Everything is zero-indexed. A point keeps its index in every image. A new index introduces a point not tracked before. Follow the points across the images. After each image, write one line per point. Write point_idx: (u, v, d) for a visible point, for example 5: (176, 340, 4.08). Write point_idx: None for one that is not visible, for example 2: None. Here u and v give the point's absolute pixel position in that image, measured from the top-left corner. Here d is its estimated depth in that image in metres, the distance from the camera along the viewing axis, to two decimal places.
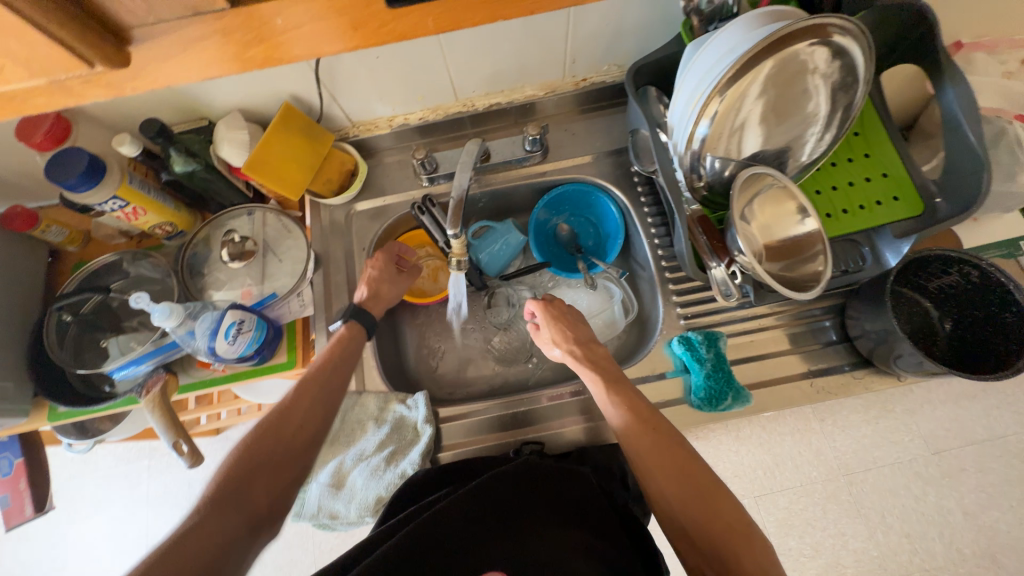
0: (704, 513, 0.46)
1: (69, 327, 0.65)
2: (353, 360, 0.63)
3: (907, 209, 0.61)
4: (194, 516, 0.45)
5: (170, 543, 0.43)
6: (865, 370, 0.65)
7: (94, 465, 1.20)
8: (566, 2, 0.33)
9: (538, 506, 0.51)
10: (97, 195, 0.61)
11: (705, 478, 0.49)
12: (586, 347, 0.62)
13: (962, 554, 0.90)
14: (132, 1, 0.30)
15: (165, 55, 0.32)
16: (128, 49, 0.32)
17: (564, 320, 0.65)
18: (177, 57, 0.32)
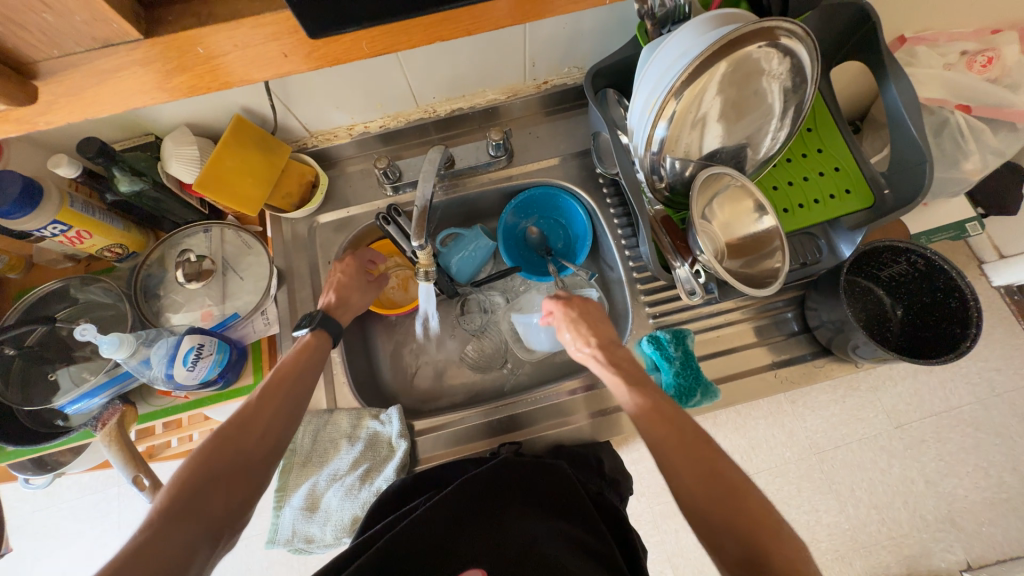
0: (725, 503, 0.45)
1: (13, 362, 0.60)
2: (317, 364, 0.61)
3: (860, 201, 0.63)
4: (146, 530, 0.42)
5: (121, 560, 0.40)
6: (826, 358, 0.68)
7: (58, 497, 1.14)
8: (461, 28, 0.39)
9: (512, 504, 0.50)
10: (34, 221, 0.57)
11: (720, 464, 0.48)
12: (608, 345, 0.60)
13: (925, 521, 0.95)
14: (36, 40, 0.33)
15: (83, 85, 0.35)
16: (35, 82, 0.35)
17: (584, 320, 0.63)
18: (94, 86, 0.35)
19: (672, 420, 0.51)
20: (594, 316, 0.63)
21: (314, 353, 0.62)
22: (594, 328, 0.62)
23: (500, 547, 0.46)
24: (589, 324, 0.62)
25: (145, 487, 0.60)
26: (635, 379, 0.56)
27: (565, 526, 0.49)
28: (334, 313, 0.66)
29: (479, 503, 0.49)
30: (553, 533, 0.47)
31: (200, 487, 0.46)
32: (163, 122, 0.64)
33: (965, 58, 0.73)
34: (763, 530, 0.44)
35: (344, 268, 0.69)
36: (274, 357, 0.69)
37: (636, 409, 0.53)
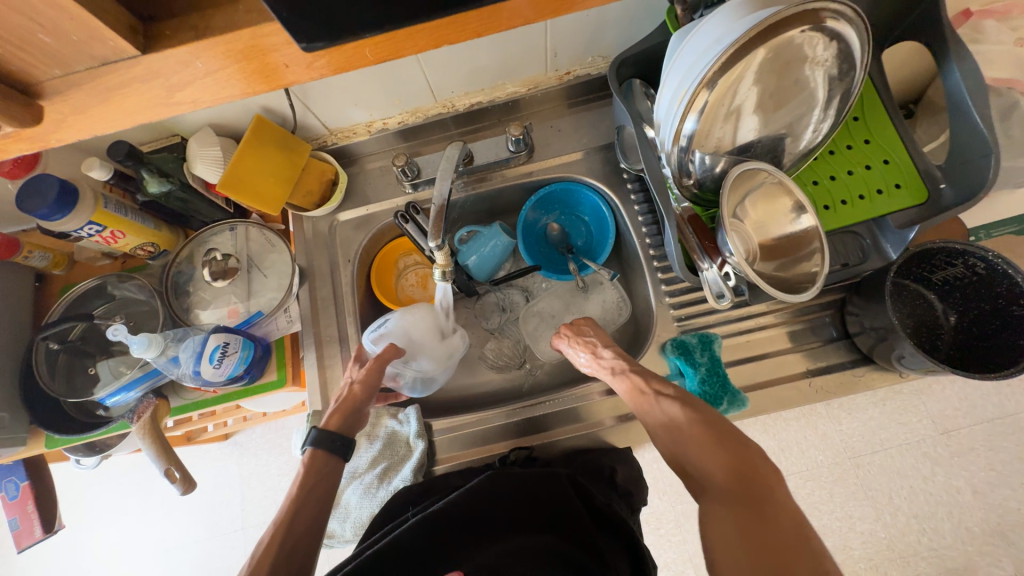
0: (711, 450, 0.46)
1: (58, 355, 0.64)
2: (328, 489, 0.53)
3: (911, 197, 0.58)
4: None
5: None
6: (866, 367, 0.63)
7: (108, 473, 1.22)
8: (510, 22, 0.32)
9: (502, 513, 0.52)
10: (72, 222, 0.59)
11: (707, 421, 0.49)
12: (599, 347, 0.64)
13: (971, 533, 0.89)
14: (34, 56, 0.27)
15: (82, 108, 0.30)
16: (38, 102, 0.30)
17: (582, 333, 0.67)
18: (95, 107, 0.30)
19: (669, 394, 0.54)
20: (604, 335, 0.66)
21: (320, 475, 0.54)
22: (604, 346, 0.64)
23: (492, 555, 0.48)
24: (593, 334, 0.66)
25: (175, 479, 0.62)
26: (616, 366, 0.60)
27: (551, 540, 0.50)
28: (342, 426, 0.58)
29: (474, 520, 0.50)
30: (539, 548, 0.49)
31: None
32: (188, 124, 0.65)
33: None
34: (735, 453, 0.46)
35: (366, 379, 0.61)
36: (297, 354, 0.71)
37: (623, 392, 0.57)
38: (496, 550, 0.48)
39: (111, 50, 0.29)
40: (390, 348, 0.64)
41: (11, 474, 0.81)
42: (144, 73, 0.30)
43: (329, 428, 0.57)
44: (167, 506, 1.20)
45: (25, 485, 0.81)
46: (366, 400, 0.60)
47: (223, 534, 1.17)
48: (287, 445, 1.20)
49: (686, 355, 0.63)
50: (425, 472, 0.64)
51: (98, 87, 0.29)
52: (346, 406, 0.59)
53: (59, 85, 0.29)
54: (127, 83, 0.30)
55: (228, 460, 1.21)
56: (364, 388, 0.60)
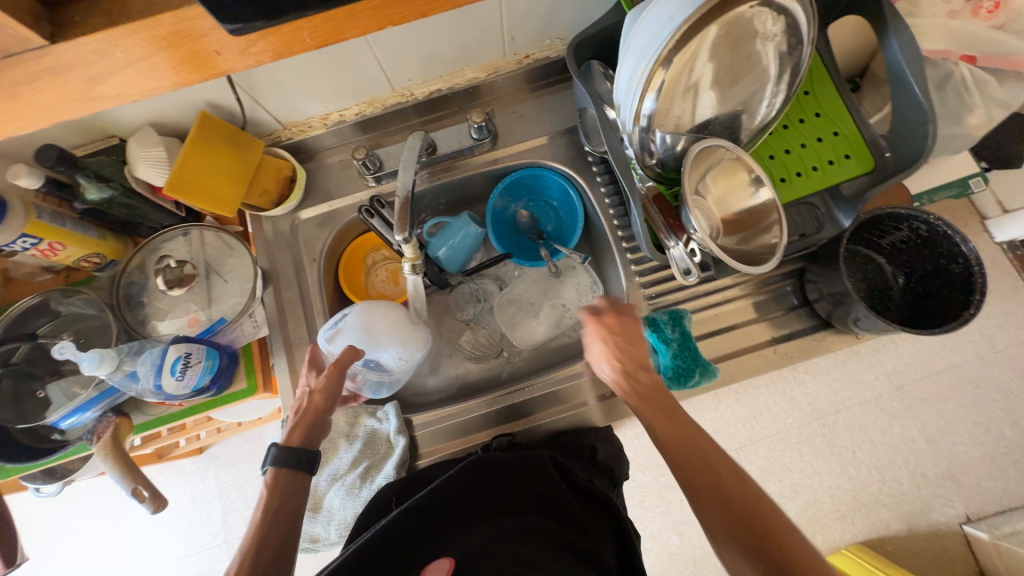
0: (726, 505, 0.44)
1: (1, 381, 0.59)
2: (293, 512, 0.51)
3: (859, 166, 0.61)
4: None
5: None
6: (826, 331, 0.67)
7: (75, 500, 1.16)
8: None
9: (488, 498, 0.51)
10: (2, 235, 0.55)
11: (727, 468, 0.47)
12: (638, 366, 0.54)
13: (925, 477, 0.96)
14: None
15: None
16: None
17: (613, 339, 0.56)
18: None
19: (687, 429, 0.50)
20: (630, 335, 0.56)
21: (281, 498, 0.52)
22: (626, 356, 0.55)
23: (480, 536, 0.47)
24: (632, 346, 0.55)
25: (145, 499, 0.60)
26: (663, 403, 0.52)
27: (541, 520, 0.49)
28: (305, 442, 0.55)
29: (457, 505, 0.50)
30: (528, 528, 0.48)
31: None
32: (125, 124, 0.61)
33: (970, 4, 0.68)
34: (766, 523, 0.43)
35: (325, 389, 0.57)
36: (266, 361, 0.68)
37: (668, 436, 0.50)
38: (487, 531, 0.48)
39: None
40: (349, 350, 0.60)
41: None
42: None
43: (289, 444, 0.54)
44: (142, 527, 1.15)
45: None
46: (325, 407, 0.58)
47: (206, 549, 1.14)
48: (266, 453, 1.17)
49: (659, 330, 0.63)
50: (408, 467, 0.64)
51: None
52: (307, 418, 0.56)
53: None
54: None
55: (205, 474, 1.17)
56: (325, 397, 0.57)
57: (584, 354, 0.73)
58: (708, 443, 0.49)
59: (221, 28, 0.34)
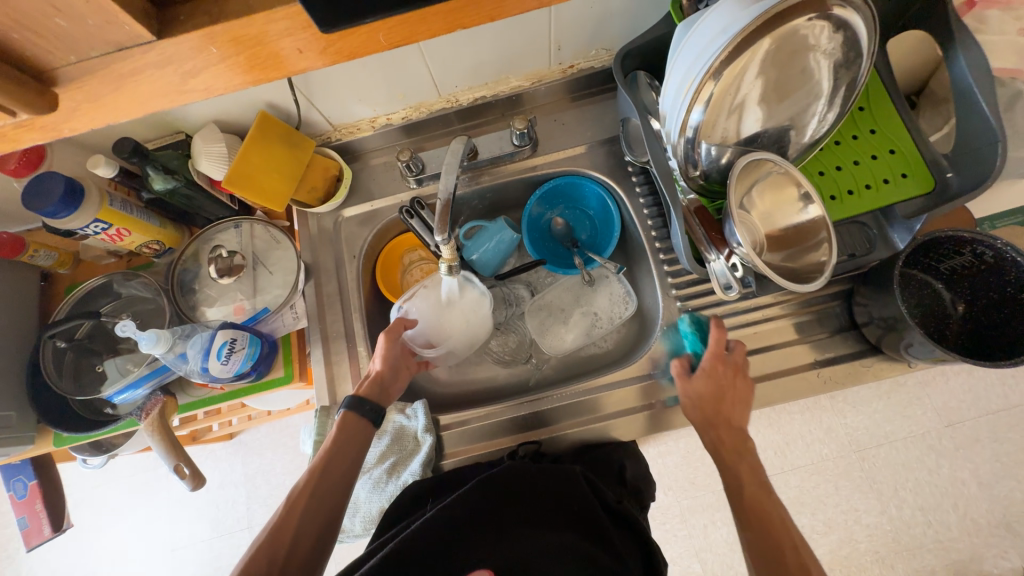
0: (766, 547, 0.48)
1: (66, 354, 0.64)
2: (356, 450, 0.56)
3: (919, 185, 0.58)
4: None
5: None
6: (874, 358, 0.63)
7: (114, 473, 1.23)
8: (525, 5, 0.32)
9: (519, 511, 0.50)
10: (78, 219, 0.59)
11: (769, 512, 0.50)
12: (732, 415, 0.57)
13: (977, 525, 0.89)
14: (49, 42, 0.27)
15: (98, 96, 0.30)
16: (53, 90, 0.30)
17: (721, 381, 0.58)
18: (109, 95, 0.30)
19: (754, 474, 0.53)
20: (731, 388, 0.58)
21: (347, 439, 0.56)
22: (723, 401, 0.57)
23: (510, 549, 0.46)
24: (734, 394, 0.57)
25: (185, 476, 0.63)
26: (744, 453, 0.55)
27: (573, 537, 0.48)
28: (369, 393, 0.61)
29: (488, 514, 0.49)
30: (560, 543, 0.47)
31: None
32: (193, 121, 0.65)
33: None
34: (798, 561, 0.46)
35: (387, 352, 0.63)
36: (303, 351, 0.71)
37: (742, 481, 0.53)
38: (521, 546, 0.46)
39: (127, 36, 0.28)
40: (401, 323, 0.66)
41: (20, 474, 0.81)
42: (157, 59, 0.29)
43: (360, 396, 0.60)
44: (172, 506, 1.20)
45: (33, 485, 0.81)
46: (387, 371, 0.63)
47: (228, 532, 1.17)
48: (291, 443, 1.20)
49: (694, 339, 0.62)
50: (433, 467, 0.64)
51: (110, 74, 0.29)
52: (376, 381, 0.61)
53: (72, 72, 0.29)
54: (141, 70, 0.29)
55: (233, 460, 1.21)
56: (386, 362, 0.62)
57: (614, 365, 0.72)
58: (765, 491, 0.52)
59: (297, 32, 0.30)
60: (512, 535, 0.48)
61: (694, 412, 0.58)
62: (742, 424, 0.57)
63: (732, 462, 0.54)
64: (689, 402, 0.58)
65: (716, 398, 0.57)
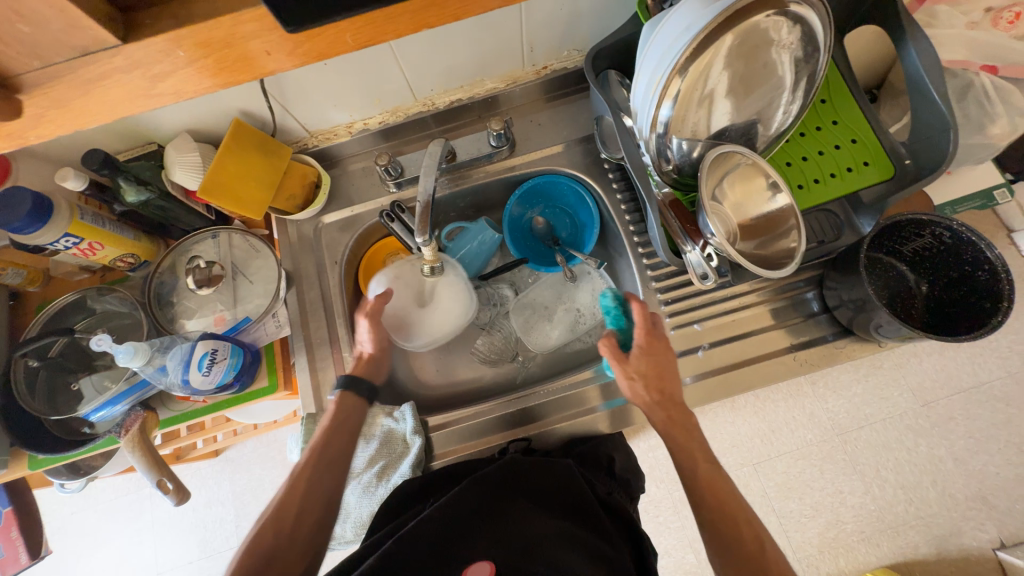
0: (725, 520, 0.50)
1: (38, 373, 0.62)
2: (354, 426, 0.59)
3: (878, 173, 0.61)
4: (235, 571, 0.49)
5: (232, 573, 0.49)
6: (847, 339, 0.66)
7: (95, 498, 1.19)
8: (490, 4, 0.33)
9: (519, 502, 0.51)
10: (48, 234, 0.58)
11: (724, 491, 0.52)
12: (672, 394, 0.56)
13: (955, 499, 0.93)
14: (11, 48, 0.27)
15: (64, 101, 0.30)
16: (18, 96, 0.29)
17: (656, 361, 0.57)
18: (77, 100, 0.30)
19: (699, 445, 0.55)
20: (668, 360, 0.57)
21: (344, 419, 0.59)
22: (664, 378, 0.56)
23: (507, 539, 0.46)
24: (669, 371, 0.57)
25: (169, 491, 0.62)
26: (689, 430, 0.55)
27: (570, 526, 0.49)
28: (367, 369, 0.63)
29: (488, 505, 0.50)
30: (558, 531, 0.47)
31: (253, 571, 0.49)
32: (165, 131, 0.65)
33: (989, 15, 0.68)
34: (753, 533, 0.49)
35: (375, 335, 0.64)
36: (287, 360, 0.70)
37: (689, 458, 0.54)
38: (517, 534, 0.46)
39: (92, 40, 0.28)
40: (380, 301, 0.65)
41: None
42: (125, 63, 0.29)
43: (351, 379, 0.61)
44: (157, 529, 1.17)
45: (7, 512, 0.79)
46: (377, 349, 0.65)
47: (218, 552, 1.14)
48: (280, 457, 1.18)
49: (617, 316, 0.60)
50: (424, 468, 0.64)
51: (76, 78, 0.29)
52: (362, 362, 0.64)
53: (37, 78, 0.29)
54: (108, 74, 0.29)
55: (220, 477, 1.18)
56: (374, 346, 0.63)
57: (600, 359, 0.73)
58: (712, 464, 0.54)
59: (263, 34, 0.30)
60: (510, 519, 0.48)
61: (639, 394, 0.56)
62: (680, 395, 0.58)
63: (680, 440, 0.55)
64: (634, 385, 0.56)
65: (657, 375, 0.56)
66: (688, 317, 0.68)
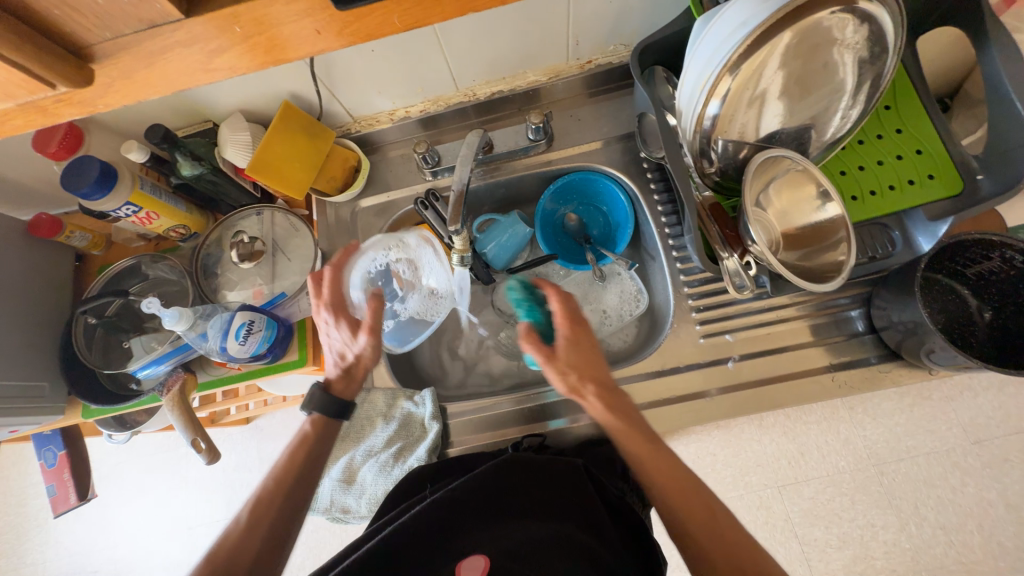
0: (687, 510, 0.48)
1: (96, 330, 0.68)
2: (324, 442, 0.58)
3: (944, 187, 0.56)
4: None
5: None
6: (893, 364, 0.61)
7: (138, 451, 1.28)
8: None
9: (519, 499, 0.50)
10: (111, 202, 0.62)
11: (702, 499, 0.48)
12: (604, 381, 0.53)
13: (1003, 548, 0.85)
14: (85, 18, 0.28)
15: (130, 72, 0.31)
16: (90, 65, 0.31)
17: (583, 351, 0.54)
18: (142, 72, 0.31)
19: (639, 426, 0.52)
20: (594, 345, 0.55)
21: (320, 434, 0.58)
22: (594, 364, 0.54)
23: (502, 538, 0.46)
24: (596, 358, 0.54)
25: (202, 450, 0.65)
26: (632, 419, 0.52)
27: (574, 530, 0.47)
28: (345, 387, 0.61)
29: (483, 496, 0.49)
30: (556, 535, 0.46)
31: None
32: (220, 109, 0.68)
33: None
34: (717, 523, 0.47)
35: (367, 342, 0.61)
36: (318, 337, 0.73)
37: (630, 443, 0.51)
38: (519, 534, 0.47)
39: (158, 13, 0.29)
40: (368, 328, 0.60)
41: (51, 444, 0.85)
42: (185, 37, 0.30)
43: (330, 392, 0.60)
44: (190, 485, 1.24)
45: (62, 455, 0.86)
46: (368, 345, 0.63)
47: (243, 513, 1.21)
48: None
49: (530, 307, 0.61)
50: (440, 453, 0.65)
51: (141, 51, 0.30)
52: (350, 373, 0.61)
53: (107, 49, 0.30)
54: (170, 48, 0.30)
55: (250, 443, 1.25)
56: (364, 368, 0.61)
57: (625, 362, 0.71)
58: (657, 444, 0.51)
59: (316, 12, 0.30)
60: (505, 522, 0.48)
61: (575, 388, 0.53)
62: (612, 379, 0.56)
63: (619, 430, 0.52)
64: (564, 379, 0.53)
65: (588, 364, 0.54)
66: (720, 327, 0.65)
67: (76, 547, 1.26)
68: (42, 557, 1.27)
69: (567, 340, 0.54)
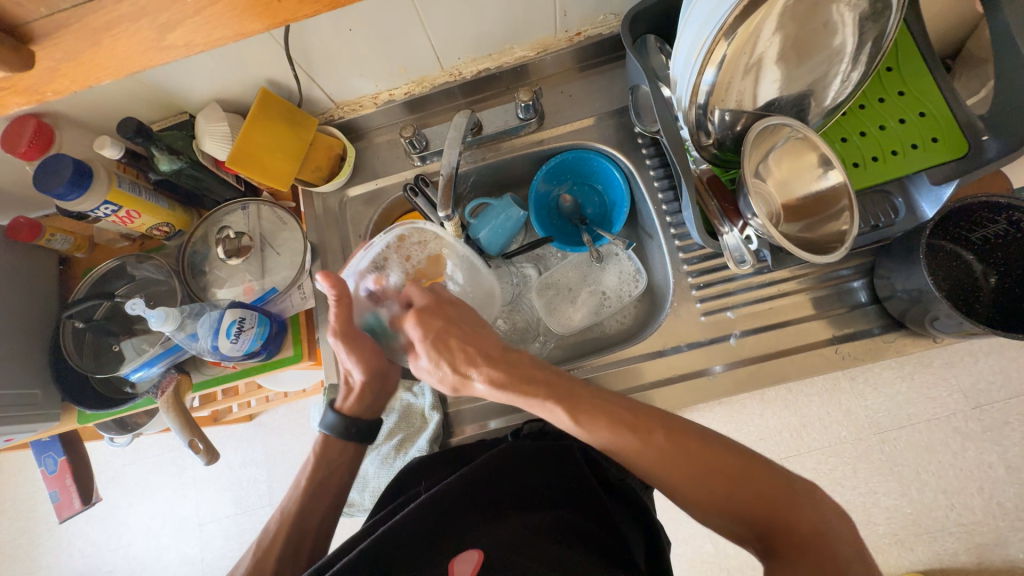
0: (692, 459, 0.45)
1: (85, 334, 0.67)
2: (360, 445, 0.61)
3: (949, 151, 0.54)
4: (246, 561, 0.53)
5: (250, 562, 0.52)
6: (897, 333, 0.60)
7: (143, 453, 1.29)
8: None
9: (517, 492, 0.49)
10: (88, 201, 0.60)
11: (725, 457, 0.46)
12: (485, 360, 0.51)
13: (1003, 508, 0.87)
14: None
15: (76, 52, 0.28)
16: (30, 46, 0.28)
17: (443, 338, 0.51)
18: (88, 51, 0.28)
19: (547, 388, 0.49)
20: (467, 321, 0.54)
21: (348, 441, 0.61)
22: (468, 342, 0.51)
23: (505, 532, 0.44)
24: (462, 337, 0.52)
25: (199, 451, 0.64)
26: (563, 402, 0.48)
27: (569, 514, 0.48)
28: (353, 400, 0.59)
29: (480, 494, 0.47)
30: (553, 523, 0.46)
31: (262, 560, 0.52)
32: (195, 100, 0.65)
33: None
34: (716, 459, 0.46)
35: (368, 360, 0.57)
36: (312, 333, 0.72)
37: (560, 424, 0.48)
38: (519, 524, 0.45)
39: None
40: (353, 348, 0.57)
41: (50, 450, 0.84)
42: (134, 11, 0.28)
43: (345, 414, 0.59)
44: (198, 483, 1.25)
45: (62, 461, 0.85)
46: (382, 361, 0.59)
47: (251, 509, 1.21)
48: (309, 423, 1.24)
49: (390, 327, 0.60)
50: (441, 443, 0.64)
51: (85, 28, 0.28)
52: (364, 392, 0.59)
53: (47, 26, 0.28)
54: (117, 24, 0.28)
55: (254, 440, 1.25)
56: (362, 379, 0.58)
57: (625, 342, 0.71)
58: (580, 403, 0.48)
59: None
60: (507, 517, 0.46)
61: (461, 380, 0.51)
62: (497, 346, 0.52)
63: (558, 418, 0.48)
64: (442, 372, 0.51)
65: (459, 354, 0.51)
66: (721, 304, 0.64)
67: (87, 549, 1.28)
68: (56, 560, 1.28)
69: (424, 338, 0.52)
